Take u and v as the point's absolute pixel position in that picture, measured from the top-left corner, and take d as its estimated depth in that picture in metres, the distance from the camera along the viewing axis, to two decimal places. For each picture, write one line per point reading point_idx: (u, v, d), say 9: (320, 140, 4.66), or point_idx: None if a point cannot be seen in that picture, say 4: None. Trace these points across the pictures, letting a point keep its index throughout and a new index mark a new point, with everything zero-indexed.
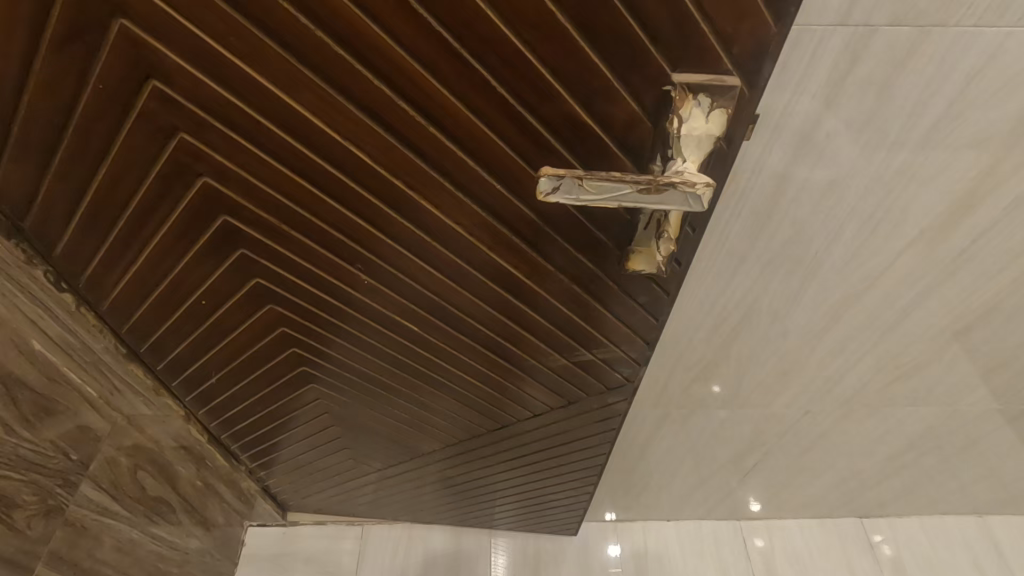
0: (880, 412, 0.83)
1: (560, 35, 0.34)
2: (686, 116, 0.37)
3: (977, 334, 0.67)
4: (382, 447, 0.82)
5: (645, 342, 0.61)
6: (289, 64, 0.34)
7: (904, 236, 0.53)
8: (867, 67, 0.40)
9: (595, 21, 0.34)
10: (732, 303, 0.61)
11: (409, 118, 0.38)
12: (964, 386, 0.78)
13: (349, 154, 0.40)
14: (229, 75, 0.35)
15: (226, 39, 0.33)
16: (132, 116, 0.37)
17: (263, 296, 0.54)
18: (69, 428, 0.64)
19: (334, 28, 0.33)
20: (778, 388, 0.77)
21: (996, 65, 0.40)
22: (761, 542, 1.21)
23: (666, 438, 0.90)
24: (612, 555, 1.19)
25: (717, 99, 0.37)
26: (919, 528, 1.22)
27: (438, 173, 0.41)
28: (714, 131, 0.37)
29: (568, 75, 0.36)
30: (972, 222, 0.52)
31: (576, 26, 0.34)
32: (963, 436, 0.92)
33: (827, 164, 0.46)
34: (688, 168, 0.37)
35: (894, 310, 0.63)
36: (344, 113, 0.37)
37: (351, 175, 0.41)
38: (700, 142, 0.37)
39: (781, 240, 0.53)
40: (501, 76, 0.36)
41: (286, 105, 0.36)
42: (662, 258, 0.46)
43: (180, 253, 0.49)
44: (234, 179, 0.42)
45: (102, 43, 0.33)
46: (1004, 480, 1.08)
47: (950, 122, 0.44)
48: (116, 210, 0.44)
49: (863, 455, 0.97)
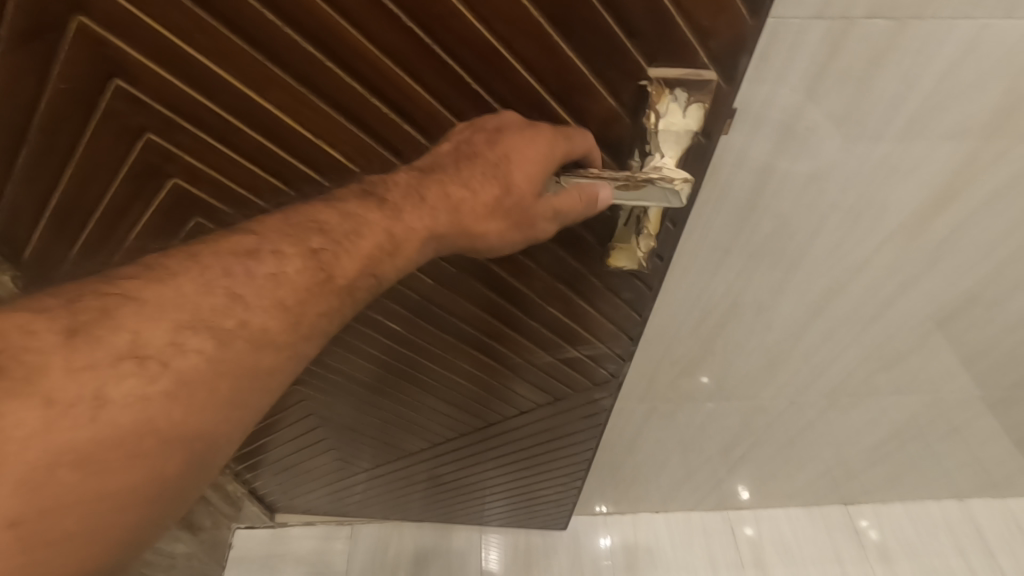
0: (864, 401, 0.84)
1: (536, 31, 0.34)
2: (663, 110, 0.37)
3: (959, 322, 0.68)
4: (369, 447, 0.81)
5: (629, 338, 0.61)
6: (259, 62, 0.33)
7: (885, 227, 0.53)
8: (846, 58, 0.40)
9: (572, 17, 0.33)
10: (716, 296, 0.61)
11: (385, 116, 0.37)
12: (946, 374, 0.79)
13: (324, 153, 0.39)
14: (198, 74, 0.34)
15: (193, 37, 0.32)
16: (96, 118, 0.36)
17: None
18: None
19: (307, 25, 0.32)
20: (764, 379, 0.77)
21: (974, 56, 0.40)
22: (750, 531, 1.22)
23: (654, 431, 0.90)
24: (602, 547, 1.20)
25: (694, 93, 0.37)
26: (903, 513, 1.23)
27: None
28: (691, 126, 0.38)
29: (545, 70, 0.36)
30: (952, 212, 0.52)
31: (552, 22, 0.34)
32: (946, 423, 0.93)
33: (809, 156, 0.46)
34: (666, 164, 0.38)
35: (876, 302, 0.63)
36: (318, 112, 0.37)
37: (327, 173, 0.41)
38: (678, 138, 0.38)
39: (764, 233, 0.53)
40: (478, 73, 0.36)
41: (258, 104, 0.36)
42: (643, 254, 0.46)
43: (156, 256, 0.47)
44: (207, 179, 0.41)
45: (62, 42, 0.31)
46: (986, 466, 1.09)
47: (929, 114, 0.43)
48: (85, 216, 0.42)
49: (848, 443, 0.98)
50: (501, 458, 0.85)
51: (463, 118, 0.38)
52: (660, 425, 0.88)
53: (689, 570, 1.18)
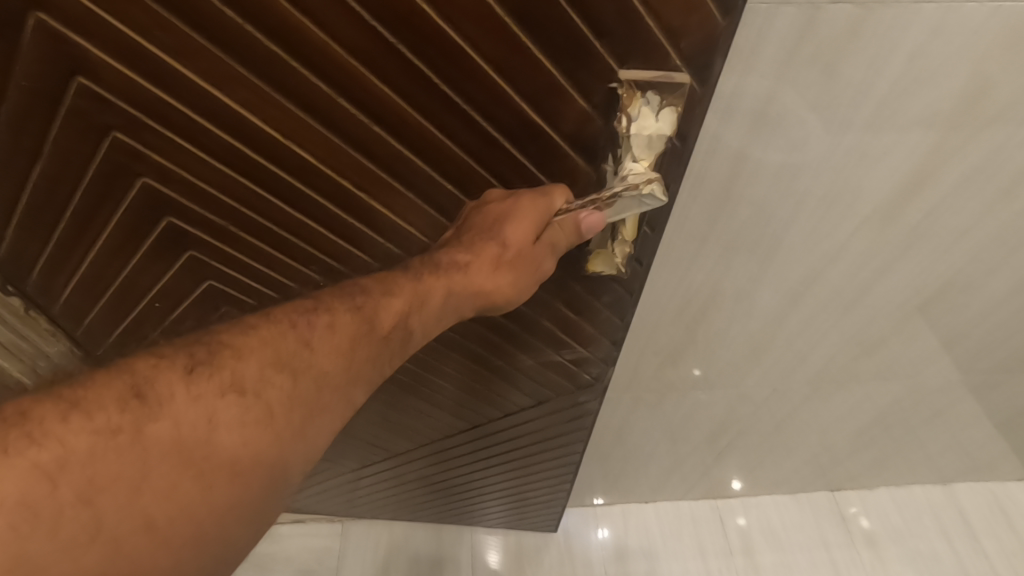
0: (846, 387, 0.85)
1: (502, 31, 0.34)
2: (635, 113, 0.39)
3: (935, 307, 0.69)
4: (355, 448, 0.81)
5: (611, 342, 0.61)
6: (223, 60, 0.33)
7: (859, 214, 0.54)
8: (814, 44, 0.40)
9: (538, 16, 0.33)
10: (696, 285, 0.62)
11: (353, 117, 0.37)
12: (926, 358, 0.80)
13: (293, 154, 0.39)
14: (161, 72, 0.33)
15: (153, 33, 0.32)
16: (61, 118, 0.35)
17: (218, 298, 0.53)
18: None
19: (270, 24, 0.32)
20: (747, 368, 0.78)
21: (938, 41, 0.40)
22: (741, 521, 1.23)
23: (641, 422, 0.91)
24: (599, 539, 1.21)
25: (666, 96, 0.39)
26: (889, 499, 1.25)
27: (385, 171, 0.41)
28: (661, 128, 0.40)
29: (513, 70, 0.36)
30: (924, 196, 0.53)
31: (518, 22, 0.34)
32: (927, 408, 0.94)
33: (782, 143, 0.47)
34: (637, 168, 0.41)
35: (854, 288, 0.64)
36: (285, 111, 0.36)
37: (297, 173, 0.41)
38: (648, 140, 0.40)
39: (741, 220, 0.54)
40: (445, 74, 0.36)
41: (224, 103, 0.35)
42: (620, 259, 0.48)
43: (130, 257, 0.46)
44: (176, 180, 0.40)
45: (19, 39, 0.31)
46: (969, 450, 1.11)
47: (898, 99, 0.44)
48: (54, 218, 0.42)
49: (832, 430, 0.99)
50: (489, 460, 0.85)
51: (433, 119, 0.38)
52: (646, 415, 0.89)
53: (679, 559, 1.19)
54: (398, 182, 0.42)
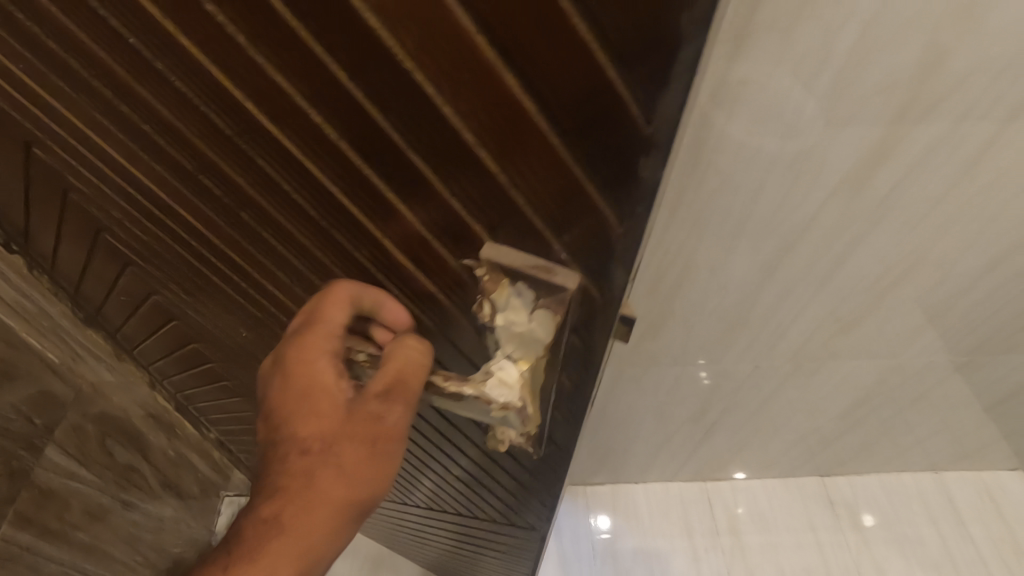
0: (827, 365, 0.87)
1: (444, 47, 0.29)
2: (502, 305, 0.43)
3: (907, 284, 0.70)
4: None
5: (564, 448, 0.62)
6: (174, 71, 0.35)
7: (825, 185, 0.56)
8: (767, 14, 0.42)
9: (501, 33, 0.28)
10: (669, 256, 0.64)
11: (288, 155, 0.37)
12: (906, 336, 0.81)
13: (247, 173, 0.40)
14: (118, 75, 0.37)
15: (107, 41, 0.34)
16: (58, 96, 0.41)
17: (163, 307, 0.66)
18: (30, 392, 0.66)
19: (208, 50, 0.32)
20: (725, 344, 0.80)
21: (889, 11, 0.42)
22: (741, 510, 1.24)
23: (625, 396, 0.93)
24: (601, 525, 1.23)
25: (541, 298, 0.41)
26: (878, 485, 1.26)
27: (343, 206, 0.41)
28: (526, 329, 0.43)
29: (467, 100, 0.31)
30: (889, 167, 0.54)
31: (477, 30, 0.28)
32: (911, 389, 0.95)
33: (743, 111, 0.48)
34: (502, 366, 0.45)
35: (826, 262, 0.66)
36: (229, 135, 0.38)
37: (251, 191, 0.42)
38: (515, 341, 0.44)
39: (709, 190, 0.56)
40: (386, 107, 0.33)
41: (184, 111, 0.37)
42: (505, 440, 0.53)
43: (96, 246, 0.58)
44: (151, 169, 0.44)
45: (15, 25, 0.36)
46: (959, 434, 1.12)
47: (855, 68, 0.45)
48: (50, 188, 0.51)
49: (814, 412, 1.01)
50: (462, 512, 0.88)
51: (373, 163, 0.36)
52: (630, 390, 0.91)
53: (667, 537, 1.21)
54: (345, 226, 0.42)
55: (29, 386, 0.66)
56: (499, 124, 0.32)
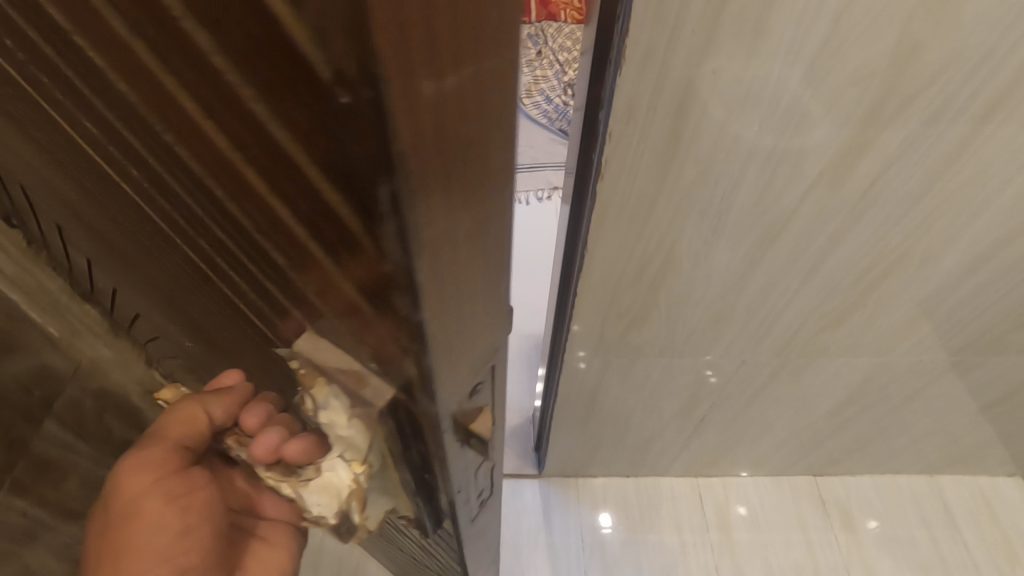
0: (815, 362, 0.87)
1: (156, 96, 0.19)
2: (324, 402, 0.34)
3: (892, 281, 0.70)
4: None
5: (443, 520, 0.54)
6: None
7: (805, 177, 0.56)
8: (739, 3, 0.42)
9: (207, 106, 0.18)
10: (652, 246, 0.64)
11: (109, 197, 0.31)
12: (893, 335, 0.81)
13: (95, 210, 0.35)
14: None
15: None
16: None
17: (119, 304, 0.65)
18: (32, 364, 0.71)
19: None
20: (712, 336, 0.80)
21: (861, 3, 0.42)
22: (744, 509, 1.24)
23: (612, 388, 0.94)
24: (604, 519, 1.23)
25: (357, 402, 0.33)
26: (871, 486, 1.26)
27: (180, 263, 0.34)
28: (349, 433, 0.34)
29: (196, 169, 0.22)
30: (869, 160, 0.55)
31: (201, 112, 0.19)
32: (901, 389, 0.95)
33: (719, 100, 0.49)
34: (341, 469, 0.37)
35: (810, 255, 0.66)
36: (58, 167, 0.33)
37: (106, 226, 0.37)
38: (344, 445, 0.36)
39: (688, 179, 0.56)
40: (144, 159, 0.24)
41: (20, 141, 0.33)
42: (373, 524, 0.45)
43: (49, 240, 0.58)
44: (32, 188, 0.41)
45: None
46: (952, 436, 1.11)
47: (830, 59, 0.46)
48: None
49: (804, 410, 1.01)
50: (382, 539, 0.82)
51: (174, 223, 0.29)
52: (618, 381, 0.92)
53: (655, 531, 1.22)
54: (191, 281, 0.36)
55: (30, 359, 0.71)
56: (244, 207, 0.23)
